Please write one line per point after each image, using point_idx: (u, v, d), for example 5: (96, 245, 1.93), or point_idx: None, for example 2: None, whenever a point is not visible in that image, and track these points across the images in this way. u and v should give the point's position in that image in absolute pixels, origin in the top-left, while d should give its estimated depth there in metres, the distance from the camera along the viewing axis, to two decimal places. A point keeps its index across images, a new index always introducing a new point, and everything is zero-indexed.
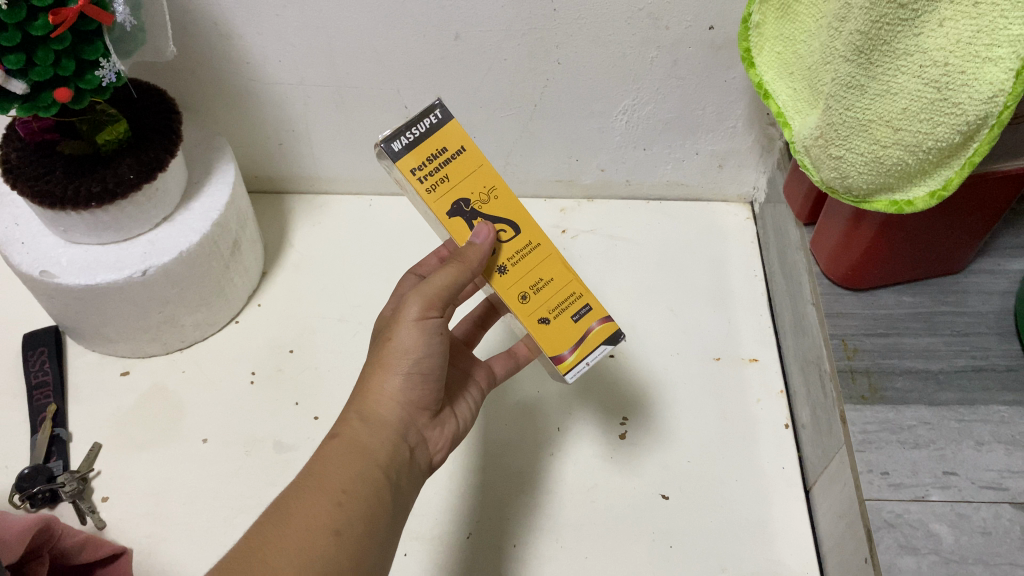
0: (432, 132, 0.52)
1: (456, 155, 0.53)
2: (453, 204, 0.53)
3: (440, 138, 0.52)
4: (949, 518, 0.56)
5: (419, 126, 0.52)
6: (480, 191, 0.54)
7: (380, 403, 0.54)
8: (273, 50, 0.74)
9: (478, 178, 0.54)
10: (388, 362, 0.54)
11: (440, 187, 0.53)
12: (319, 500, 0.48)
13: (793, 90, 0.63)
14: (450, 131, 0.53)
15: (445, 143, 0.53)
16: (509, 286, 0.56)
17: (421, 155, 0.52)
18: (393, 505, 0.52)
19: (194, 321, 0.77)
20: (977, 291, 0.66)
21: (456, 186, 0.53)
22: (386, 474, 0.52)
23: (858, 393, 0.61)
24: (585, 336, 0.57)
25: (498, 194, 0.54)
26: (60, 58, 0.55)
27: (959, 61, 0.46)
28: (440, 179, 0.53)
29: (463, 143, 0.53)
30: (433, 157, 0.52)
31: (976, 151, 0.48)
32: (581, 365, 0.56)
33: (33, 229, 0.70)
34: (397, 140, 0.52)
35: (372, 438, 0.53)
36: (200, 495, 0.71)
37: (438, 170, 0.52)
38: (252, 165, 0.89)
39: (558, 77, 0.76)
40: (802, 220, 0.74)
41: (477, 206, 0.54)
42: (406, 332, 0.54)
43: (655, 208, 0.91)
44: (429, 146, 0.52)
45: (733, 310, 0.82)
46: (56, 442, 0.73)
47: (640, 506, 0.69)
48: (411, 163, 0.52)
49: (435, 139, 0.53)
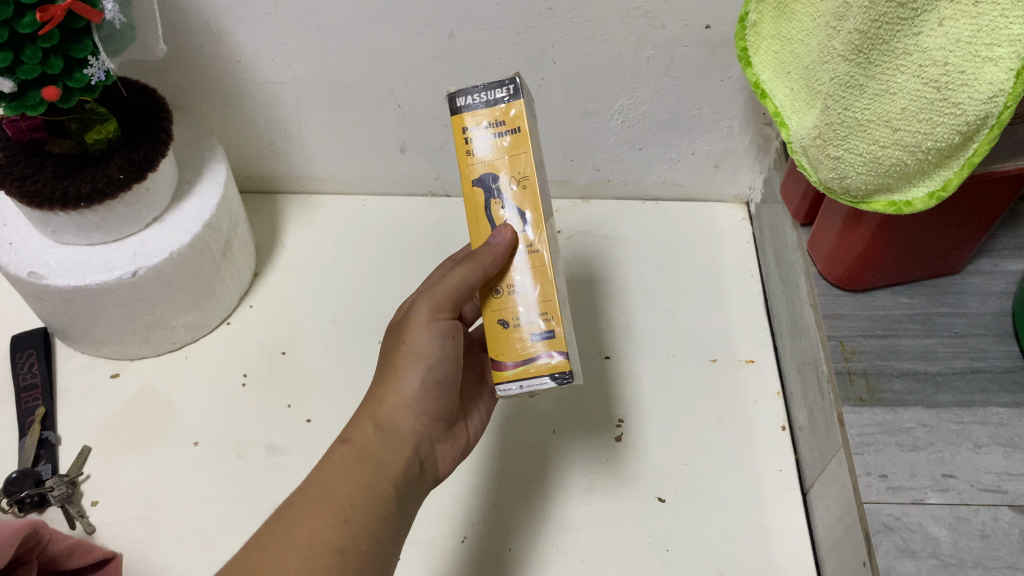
0: (496, 105, 0.52)
1: (506, 133, 0.51)
2: (481, 175, 0.52)
3: (501, 113, 0.51)
4: (948, 521, 0.55)
5: (489, 94, 0.52)
6: (512, 175, 0.52)
7: (395, 410, 0.54)
8: (265, 48, 0.73)
9: (512, 164, 0.52)
10: (403, 364, 0.55)
11: (479, 156, 0.52)
12: (327, 514, 0.47)
13: (790, 90, 0.62)
14: (515, 110, 0.51)
15: (502, 120, 0.51)
16: (525, 265, 0.53)
17: (488, 118, 0.52)
18: (397, 521, 0.51)
19: (185, 323, 0.76)
20: (975, 293, 0.66)
21: (494, 160, 0.52)
22: (395, 488, 0.51)
23: (856, 395, 0.61)
24: (527, 359, 0.52)
25: (527, 184, 0.52)
26: (47, 56, 0.54)
27: (959, 61, 0.46)
28: (484, 148, 0.52)
29: (520, 125, 0.51)
30: (487, 127, 0.52)
31: (975, 151, 0.48)
32: (514, 385, 0.52)
33: (21, 230, 0.69)
34: (466, 96, 0.52)
35: (384, 447, 0.52)
36: (191, 499, 0.70)
37: (485, 140, 0.52)
38: (244, 164, 0.88)
39: (554, 76, 0.76)
40: (799, 221, 0.74)
41: (504, 187, 0.52)
42: (418, 335, 0.55)
43: (650, 208, 0.91)
44: (489, 117, 0.52)
45: (730, 311, 0.82)
46: (44, 445, 0.72)
47: (636, 509, 0.69)
48: (467, 120, 0.52)
49: (497, 111, 0.52)
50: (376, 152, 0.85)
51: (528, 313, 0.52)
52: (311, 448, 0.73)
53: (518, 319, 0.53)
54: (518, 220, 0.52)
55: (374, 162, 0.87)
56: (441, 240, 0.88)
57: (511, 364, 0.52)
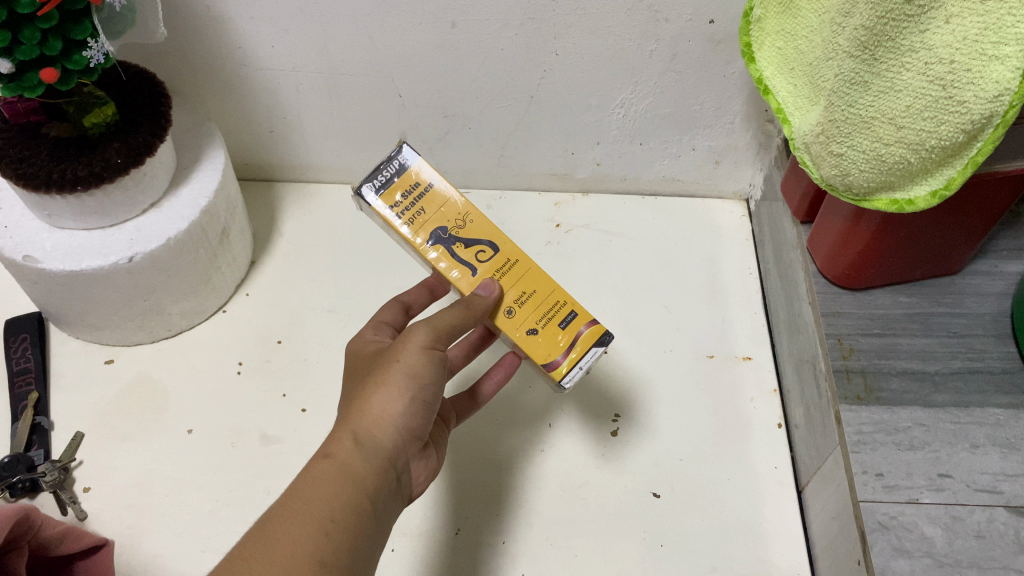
0: (398, 174, 0.58)
1: (424, 190, 0.58)
2: (432, 234, 0.57)
3: (407, 178, 0.58)
4: (943, 521, 0.55)
5: (386, 171, 0.58)
6: (456, 216, 0.58)
7: (379, 426, 0.51)
8: (265, 35, 0.72)
9: (449, 207, 0.58)
10: (391, 381, 0.52)
11: (417, 220, 0.57)
12: (307, 527, 0.45)
13: (793, 86, 0.62)
14: (417, 168, 0.58)
15: (414, 180, 0.58)
16: (520, 277, 0.58)
17: (396, 194, 0.57)
18: (373, 537, 0.49)
19: (180, 310, 0.76)
20: (973, 293, 0.65)
21: (432, 217, 0.58)
22: (371, 506, 0.49)
23: (853, 393, 0.61)
24: (575, 339, 0.57)
25: (473, 217, 0.59)
26: (46, 37, 0.54)
27: (965, 59, 0.45)
28: (416, 212, 0.57)
29: (433, 177, 0.59)
30: (405, 195, 0.58)
31: (979, 151, 0.47)
32: (576, 370, 0.56)
33: (17, 213, 0.68)
34: (368, 189, 0.57)
35: (365, 463, 0.50)
36: (184, 487, 0.70)
37: (412, 205, 0.57)
38: (242, 152, 0.87)
39: (556, 69, 0.75)
40: (799, 218, 0.73)
41: (456, 232, 0.58)
42: (413, 354, 0.52)
43: (649, 203, 0.90)
44: (399, 187, 0.58)
45: (728, 307, 0.81)
46: (37, 430, 0.71)
47: (631, 504, 0.69)
48: (383, 204, 0.57)
49: (402, 178, 0.58)
50: (375, 142, 0.85)
51: (547, 311, 0.58)
52: (306, 437, 0.72)
53: (545, 320, 0.58)
54: (488, 246, 0.59)
55: (373, 152, 0.86)
56: None
57: (564, 357, 0.56)
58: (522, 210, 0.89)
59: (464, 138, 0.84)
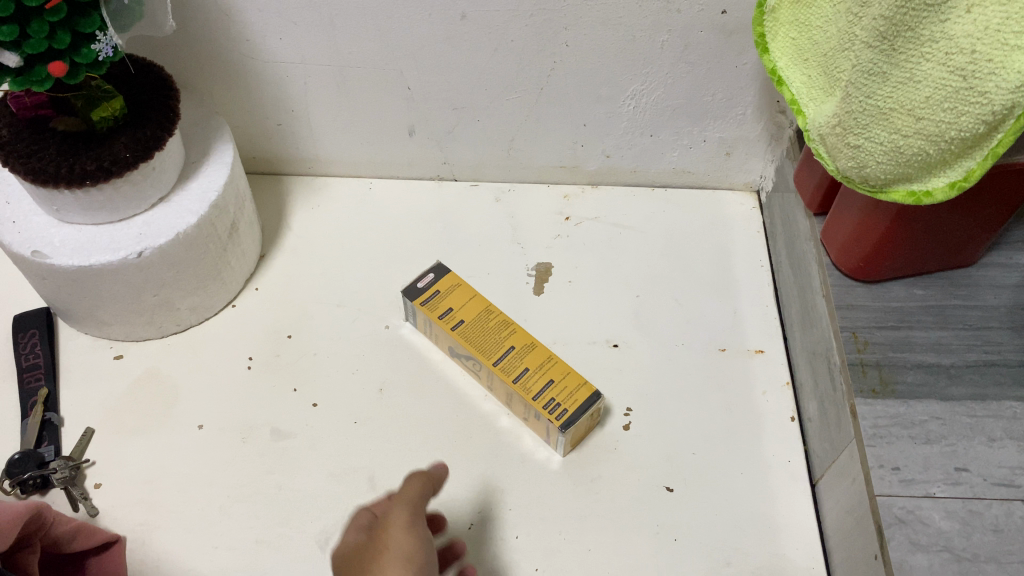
0: (432, 281, 0.76)
1: (452, 290, 0.76)
2: (466, 329, 0.73)
3: (439, 284, 0.76)
4: (960, 515, 0.55)
5: (422, 279, 0.76)
6: (482, 314, 0.74)
7: None
8: (274, 27, 0.72)
9: (475, 305, 0.75)
10: None
11: (453, 321, 0.74)
12: None
13: (808, 77, 0.61)
14: (445, 278, 0.77)
15: (443, 287, 0.76)
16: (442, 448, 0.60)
17: (432, 295, 0.75)
18: None
19: (189, 305, 0.76)
20: (989, 285, 0.65)
21: (464, 313, 0.74)
22: None
23: (868, 386, 0.60)
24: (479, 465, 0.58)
25: (493, 312, 0.74)
26: (54, 31, 0.53)
27: (987, 49, 0.45)
28: (453, 318, 0.74)
29: (457, 282, 0.76)
30: (440, 303, 0.75)
31: (1000, 141, 0.47)
32: None
33: (25, 208, 0.68)
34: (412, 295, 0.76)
35: None
36: (195, 483, 0.70)
37: (446, 312, 0.74)
38: (249, 145, 0.87)
39: (566, 60, 0.75)
40: (812, 210, 0.73)
41: (484, 318, 0.74)
42: None
43: (659, 195, 0.90)
44: (433, 291, 0.76)
45: (739, 300, 0.81)
46: (47, 426, 0.71)
47: (643, 498, 0.69)
48: (422, 303, 0.75)
49: (435, 286, 0.76)
50: (384, 135, 0.84)
51: None
52: (317, 432, 0.72)
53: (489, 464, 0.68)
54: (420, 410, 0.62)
55: (381, 144, 0.86)
56: (448, 226, 0.87)
57: None
58: (531, 203, 0.89)
59: (473, 131, 0.83)
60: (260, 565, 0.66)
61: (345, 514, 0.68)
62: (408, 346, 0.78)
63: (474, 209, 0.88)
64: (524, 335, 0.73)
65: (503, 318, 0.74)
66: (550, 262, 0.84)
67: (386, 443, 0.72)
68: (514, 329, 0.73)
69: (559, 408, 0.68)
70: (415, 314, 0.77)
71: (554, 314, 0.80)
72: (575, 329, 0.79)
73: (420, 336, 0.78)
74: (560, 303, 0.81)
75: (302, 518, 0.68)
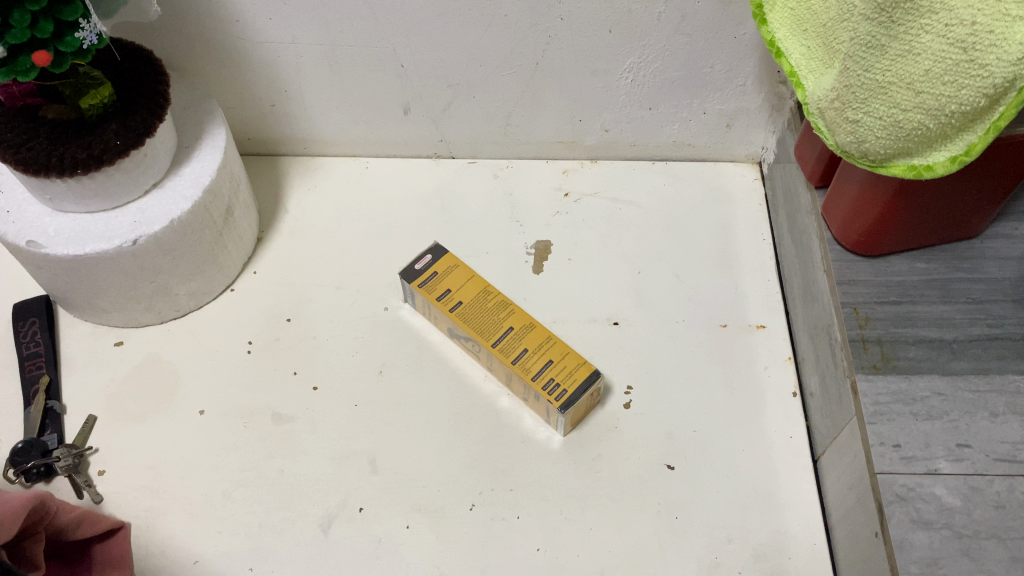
0: (431, 261, 0.76)
1: (451, 269, 0.75)
2: (463, 312, 0.73)
3: (438, 264, 0.76)
4: (962, 491, 0.55)
5: (420, 259, 0.76)
6: (481, 294, 0.74)
7: None
8: (263, 8, 0.71)
9: (473, 285, 0.74)
10: None
11: (450, 301, 0.73)
12: None
13: (807, 49, 0.59)
14: (444, 257, 0.76)
15: (442, 267, 0.76)
16: None
17: (429, 275, 0.75)
18: None
19: (187, 291, 0.75)
20: (993, 257, 0.64)
21: (461, 293, 0.74)
22: None
23: (870, 362, 0.60)
24: None
25: (490, 293, 0.74)
26: (36, 20, 0.52)
27: (989, 20, 0.44)
28: (450, 298, 0.74)
29: (455, 261, 0.76)
30: (438, 284, 0.74)
31: (1001, 115, 0.47)
32: None
33: (18, 197, 0.67)
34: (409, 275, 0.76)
35: None
36: (198, 468, 0.70)
37: (444, 293, 0.74)
38: (243, 127, 0.85)
39: (561, 34, 0.73)
40: (813, 183, 0.71)
41: (484, 300, 0.74)
42: None
43: (659, 168, 0.88)
44: (430, 272, 0.75)
45: (741, 275, 0.80)
46: (50, 414, 0.71)
47: (645, 477, 0.69)
48: (419, 284, 0.74)
49: (434, 266, 0.76)
50: (379, 113, 0.83)
51: None
52: (319, 416, 0.72)
53: None
54: None
55: (376, 123, 0.84)
56: (446, 205, 0.86)
57: None
58: (530, 179, 0.87)
59: (468, 108, 0.82)
60: (264, 549, 0.66)
61: (348, 497, 0.68)
62: (408, 327, 0.77)
63: (473, 187, 0.87)
64: (523, 316, 0.73)
65: (501, 298, 0.74)
66: (549, 240, 0.83)
67: (387, 425, 0.72)
68: (512, 310, 0.73)
69: (559, 388, 0.68)
70: (413, 296, 0.76)
71: (554, 292, 0.79)
72: (575, 307, 0.78)
73: (419, 318, 0.78)
74: (560, 281, 0.80)
75: (305, 501, 0.68)
